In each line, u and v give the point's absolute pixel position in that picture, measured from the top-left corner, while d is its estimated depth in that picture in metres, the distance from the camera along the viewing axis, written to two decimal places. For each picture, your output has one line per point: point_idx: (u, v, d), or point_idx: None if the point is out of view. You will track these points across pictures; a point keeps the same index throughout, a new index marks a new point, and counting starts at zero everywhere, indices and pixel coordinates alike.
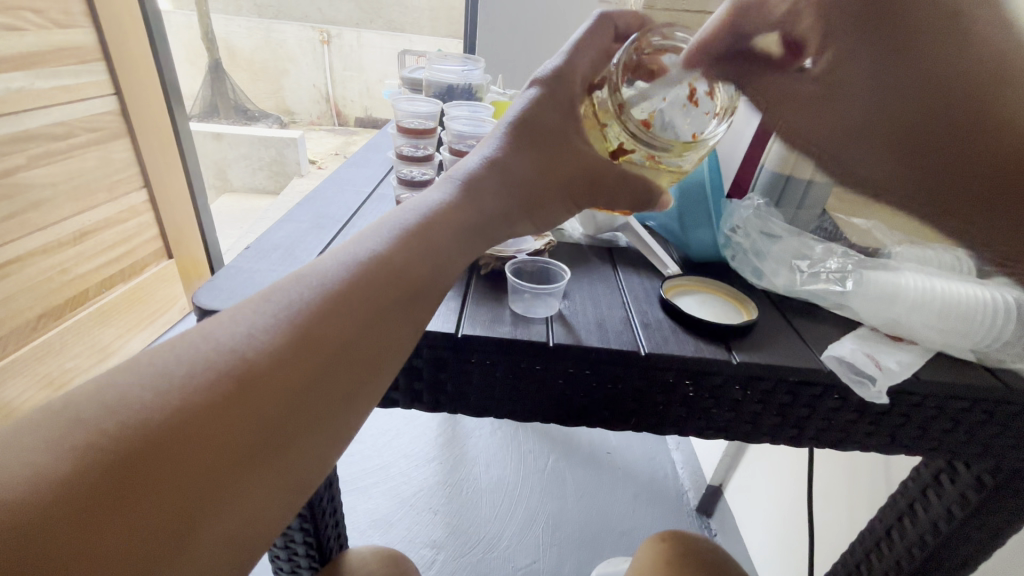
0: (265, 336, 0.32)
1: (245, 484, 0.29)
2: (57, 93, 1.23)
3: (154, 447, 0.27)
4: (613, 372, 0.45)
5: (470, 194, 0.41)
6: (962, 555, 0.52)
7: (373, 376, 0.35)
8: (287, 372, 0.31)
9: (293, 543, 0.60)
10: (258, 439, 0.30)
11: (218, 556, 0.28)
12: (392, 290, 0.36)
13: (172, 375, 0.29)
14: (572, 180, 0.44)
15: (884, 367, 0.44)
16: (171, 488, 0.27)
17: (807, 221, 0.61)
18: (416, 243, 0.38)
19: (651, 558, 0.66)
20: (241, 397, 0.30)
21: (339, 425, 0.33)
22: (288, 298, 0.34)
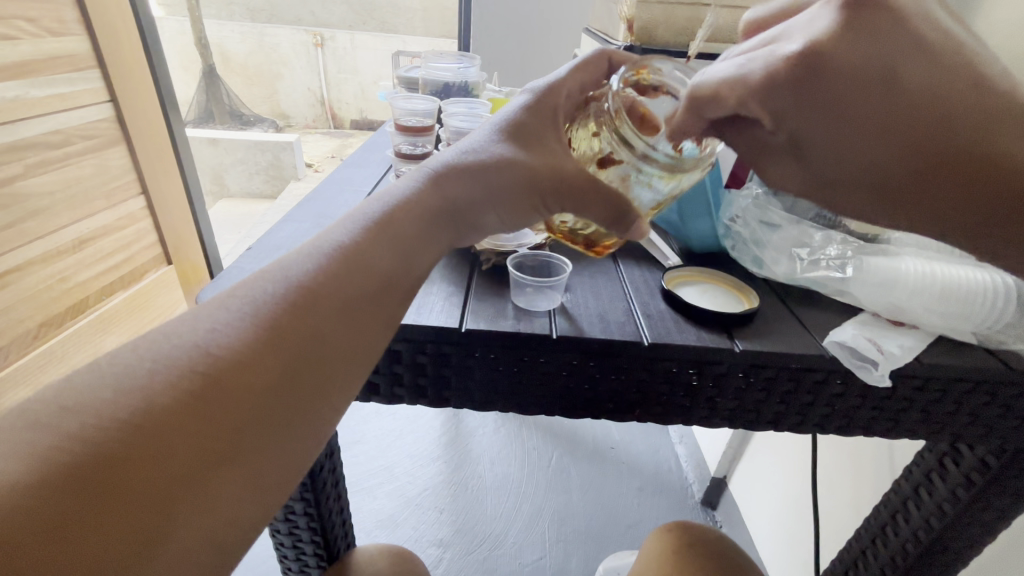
0: (237, 331, 0.32)
1: (219, 480, 0.29)
2: (53, 101, 1.23)
3: (124, 444, 0.27)
4: (616, 363, 0.45)
5: (436, 193, 0.41)
6: (968, 537, 0.53)
7: (349, 369, 0.35)
8: (259, 368, 0.32)
9: (300, 542, 0.61)
10: (233, 436, 0.30)
11: (195, 553, 0.28)
12: (365, 285, 0.36)
13: (140, 372, 0.30)
14: (541, 179, 0.41)
15: (886, 351, 0.43)
16: (144, 485, 0.27)
17: (806, 208, 0.60)
18: (384, 240, 0.38)
19: (658, 548, 0.67)
20: (213, 393, 0.30)
21: (316, 419, 0.34)
22: (261, 292, 0.34)
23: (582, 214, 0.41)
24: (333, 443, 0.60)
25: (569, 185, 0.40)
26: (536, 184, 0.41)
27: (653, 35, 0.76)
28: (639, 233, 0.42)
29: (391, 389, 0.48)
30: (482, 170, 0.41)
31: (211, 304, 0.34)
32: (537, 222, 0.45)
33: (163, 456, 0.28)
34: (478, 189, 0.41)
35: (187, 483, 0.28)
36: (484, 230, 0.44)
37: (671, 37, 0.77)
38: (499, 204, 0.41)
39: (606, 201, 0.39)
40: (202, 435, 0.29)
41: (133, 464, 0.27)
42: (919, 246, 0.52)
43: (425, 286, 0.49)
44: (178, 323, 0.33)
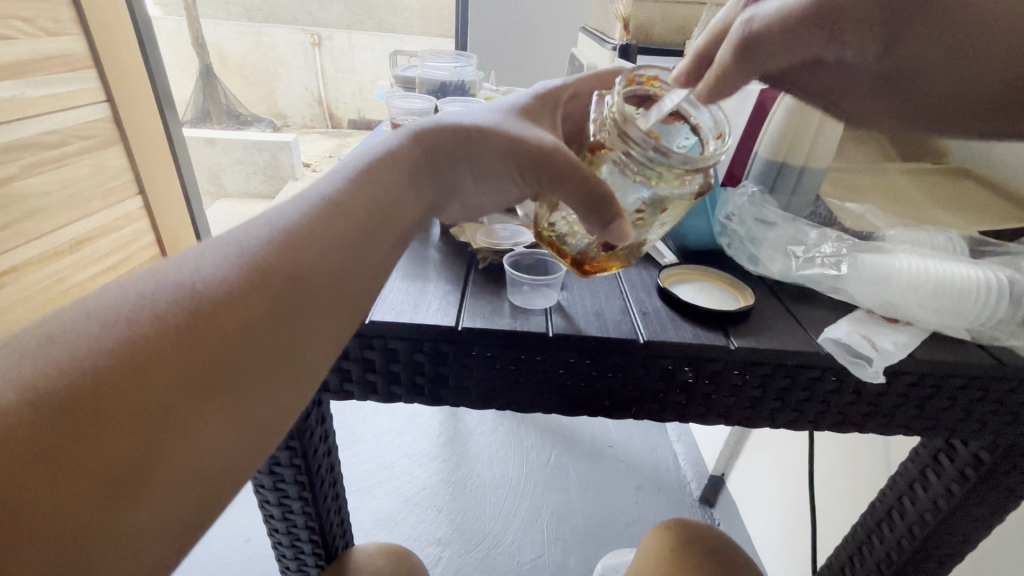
0: (224, 273, 0.33)
1: (203, 415, 0.31)
2: (50, 101, 1.23)
3: (108, 378, 0.28)
4: (613, 360, 0.45)
5: (417, 160, 0.42)
6: (963, 532, 0.53)
7: (334, 318, 0.37)
8: (244, 311, 0.33)
9: (298, 541, 0.61)
10: (217, 374, 0.31)
11: (181, 482, 0.30)
12: (347, 238, 0.37)
13: (128, 307, 0.30)
14: (521, 149, 0.40)
15: (881, 348, 0.44)
16: (130, 419, 0.28)
17: (802, 206, 0.61)
18: (364, 197, 0.39)
19: (655, 545, 0.67)
20: (198, 333, 0.31)
21: (301, 364, 0.35)
22: (249, 238, 0.35)
23: (559, 192, 0.39)
24: (330, 442, 0.60)
25: (545, 158, 0.39)
26: (514, 154, 0.40)
27: (650, 33, 0.77)
28: (619, 235, 0.38)
29: (388, 387, 0.48)
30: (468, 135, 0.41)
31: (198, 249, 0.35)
32: (517, 195, 0.44)
33: (147, 392, 0.29)
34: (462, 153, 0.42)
35: (171, 418, 0.29)
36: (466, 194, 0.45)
37: (668, 36, 0.77)
38: (480, 172, 0.42)
39: (581, 181, 0.37)
40: (184, 374, 0.30)
41: (120, 399, 0.28)
42: (914, 243, 0.52)
43: (422, 284, 0.49)
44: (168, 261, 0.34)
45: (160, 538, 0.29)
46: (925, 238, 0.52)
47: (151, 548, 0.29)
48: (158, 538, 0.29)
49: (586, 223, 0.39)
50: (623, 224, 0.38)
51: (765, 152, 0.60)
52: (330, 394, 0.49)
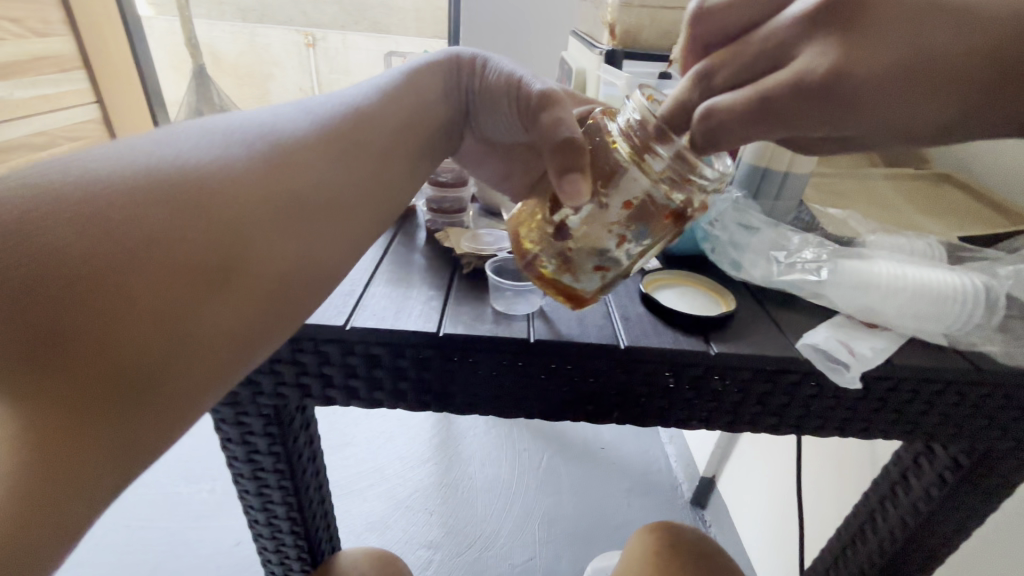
0: (217, 167, 0.36)
1: (200, 304, 0.34)
2: (40, 101, 1.32)
3: (109, 259, 0.31)
4: (594, 366, 0.46)
5: (420, 88, 0.47)
6: (942, 534, 0.54)
7: (324, 234, 0.40)
8: (237, 211, 0.36)
9: (283, 546, 0.61)
10: (212, 269, 0.34)
11: (137, 380, 0.32)
12: (336, 161, 0.41)
13: (125, 186, 0.33)
14: (524, 91, 0.46)
15: (857, 353, 0.44)
16: (127, 297, 0.31)
17: (785, 211, 0.61)
18: (352, 124, 0.43)
19: (642, 548, 0.67)
20: (192, 224, 0.34)
21: (291, 268, 0.38)
22: (243, 143, 0.39)
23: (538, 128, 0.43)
24: (316, 446, 0.60)
25: (538, 98, 0.44)
26: (518, 93, 0.47)
27: (638, 38, 0.77)
28: (571, 192, 0.38)
29: (371, 392, 0.48)
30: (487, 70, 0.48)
31: (198, 133, 0.38)
32: (507, 130, 0.50)
33: (142, 274, 0.32)
34: (479, 84, 0.49)
35: (168, 305, 0.32)
36: (478, 125, 0.52)
37: (656, 41, 0.77)
38: (488, 104, 0.49)
39: (556, 122, 0.42)
40: (178, 261, 0.33)
41: (120, 279, 0.31)
42: (895, 249, 0.53)
43: (406, 289, 0.49)
44: (167, 142, 0.37)
45: (153, 417, 0.32)
46: (905, 244, 0.53)
47: (147, 425, 0.32)
48: (154, 416, 0.32)
49: (551, 170, 0.40)
50: (580, 177, 0.38)
51: (749, 158, 0.61)
52: (312, 399, 0.49)
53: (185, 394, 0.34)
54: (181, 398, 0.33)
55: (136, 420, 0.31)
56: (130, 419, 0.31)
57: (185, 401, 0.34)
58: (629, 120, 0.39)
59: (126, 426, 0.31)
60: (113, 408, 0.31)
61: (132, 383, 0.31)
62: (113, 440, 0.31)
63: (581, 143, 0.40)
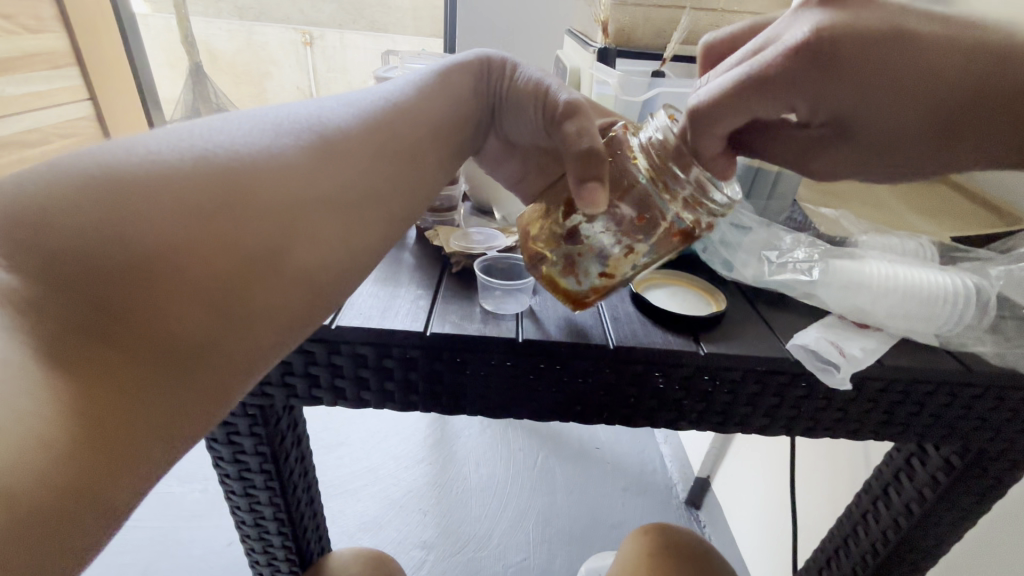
0: (262, 152, 0.35)
1: (245, 291, 0.33)
2: (29, 99, 1.30)
3: (157, 242, 0.30)
4: (582, 366, 0.45)
5: (461, 80, 0.46)
6: (935, 536, 0.53)
7: (368, 225, 0.38)
8: (282, 197, 0.34)
9: (272, 548, 0.60)
10: (256, 256, 0.33)
11: (186, 384, 0.31)
12: (379, 149, 0.40)
13: (173, 168, 0.32)
14: (551, 98, 0.44)
15: (849, 354, 0.44)
16: (174, 283, 0.30)
17: (778, 210, 0.62)
18: (395, 111, 0.41)
19: (634, 549, 0.67)
20: (235, 207, 0.33)
21: (333, 257, 0.36)
22: (288, 129, 0.37)
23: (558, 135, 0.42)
24: (303, 446, 0.60)
25: (563, 104, 0.43)
26: (543, 97, 0.45)
27: (632, 37, 0.77)
28: (589, 200, 0.38)
29: (358, 392, 0.47)
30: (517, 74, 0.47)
31: (245, 119, 0.37)
32: (533, 138, 0.48)
33: (190, 258, 0.31)
34: (508, 86, 0.47)
35: (215, 290, 0.32)
36: (502, 129, 0.49)
37: (650, 40, 0.77)
38: (512, 107, 0.47)
39: (579, 128, 0.41)
40: (222, 245, 0.32)
41: (162, 268, 0.30)
42: (886, 249, 0.53)
43: (393, 288, 0.49)
44: (207, 128, 0.35)
45: (199, 403, 0.32)
46: (896, 243, 0.53)
47: (191, 413, 0.31)
48: (199, 401, 0.32)
49: (571, 175, 0.40)
50: (598, 187, 0.38)
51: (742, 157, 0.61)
52: (298, 399, 0.48)
53: (227, 381, 0.33)
54: (224, 385, 0.33)
55: (179, 406, 0.31)
56: (175, 406, 0.31)
57: (228, 389, 0.33)
58: (652, 135, 0.39)
59: (171, 410, 0.31)
60: (159, 394, 0.30)
61: (179, 370, 0.31)
62: (159, 425, 0.30)
63: (602, 154, 0.39)
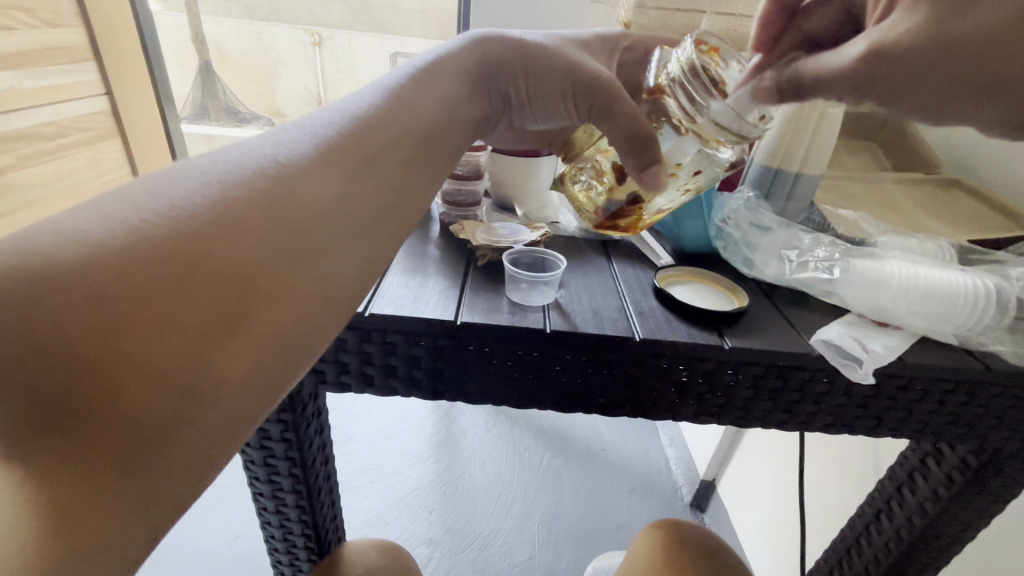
0: (214, 203, 0.30)
1: (213, 356, 0.28)
2: (47, 93, 1.31)
3: (95, 326, 0.25)
4: (608, 358, 0.46)
5: (440, 94, 0.42)
6: (949, 535, 0.54)
7: (343, 264, 0.34)
8: (241, 256, 0.30)
9: (291, 535, 0.61)
10: (220, 316, 0.29)
11: (159, 465, 0.26)
12: (349, 185, 0.35)
13: (110, 241, 0.27)
14: (578, 81, 0.43)
15: (871, 350, 0.45)
16: (121, 369, 0.25)
17: (797, 212, 0.62)
18: (359, 140, 0.37)
19: (647, 544, 0.68)
20: (191, 270, 0.28)
21: (306, 305, 0.32)
22: (236, 176, 0.32)
23: (605, 127, 0.42)
24: (325, 436, 0.60)
25: (603, 91, 0.41)
26: (571, 81, 0.43)
27: None
28: (654, 182, 0.40)
29: (386, 380, 0.48)
30: (527, 52, 0.44)
31: (196, 163, 0.32)
32: (560, 117, 0.47)
33: (139, 336, 0.26)
34: (522, 70, 0.45)
35: (178, 361, 0.27)
36: (518, 116, 0.49)
37: None
38: (532, 95, 0.46)
39: (629, 120, 0.40)
40: (177, 316, 0.27)
41: (114, 339, 0.25)
42: (905, 249, 0.54)
43: (421, 279, 0.50)
44: (151, 179, 0.30)
45: (175, 484, 0.27)
46: (916, 244, 0.54)
47: (168, 492, 0.27)
48: (179, 477, 0.27)
49: (626, 165, 0.41)
50: (660, 171, 0.40)
51: (761, 158, 0.62)
52: (327, 386, 0.49)
53: (204, 458, 0.28)
54: (197, 467, 0.28)
55: (149, 495, 0.26)
56: (144, 496, 0.26)
57: (204, 465, 0.28)
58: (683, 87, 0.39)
59: (146, 497, 0.26)
60: (123, 491, 0.25)
61: (143, 458, 0.26)
62: (131, 518, 0.26)
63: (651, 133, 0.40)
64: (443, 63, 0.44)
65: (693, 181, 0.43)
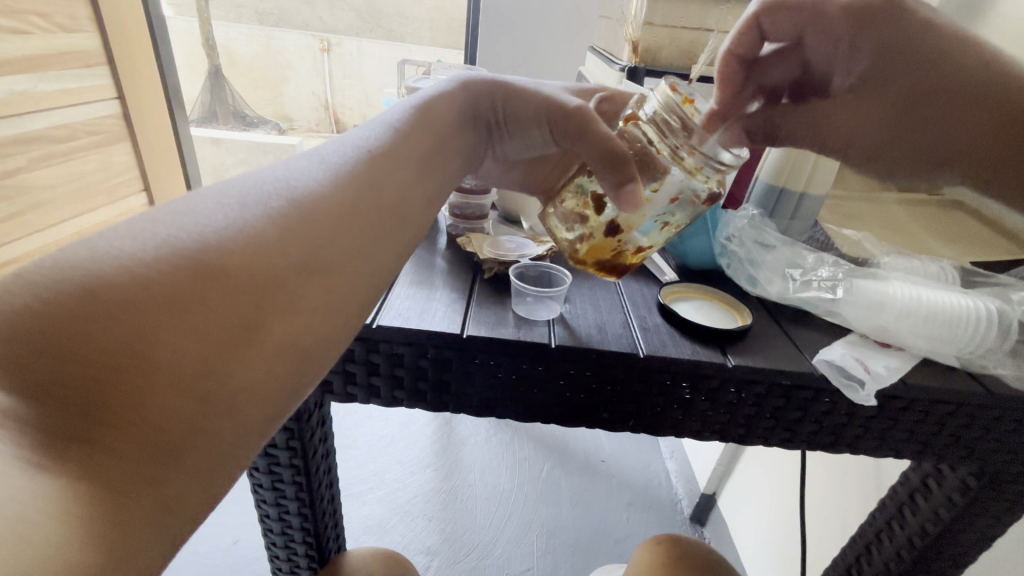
0: (233, 220, 0.31)
1: (228, 364, 0.29)
2: (60, 96, 1.33)
3: (125, 335, 0.26)
4: (612, 373, 0.46)
5: (439, 121, 0.44)
6: (950, 557, 0.54)
7: (352, 278, 0.35)
8: (257, 266, 0.30)
9: (293, 542, 0.61)
10: (235, 326, 0.29)
11: (176, 471, 0.27)
12: (355, 205, 0.36)
13: (142, 257, 0.28)
14: (553, 107, 0.44)
15: (873, 371, 0.45)
16: (148, 374, 0.26)
17: (800, 230, 0.64)
18: (363, 162, 0.38)
19: (647, 559, 0.68)
20: (208, 280, 0.29)
21: (320, 317, 0.33)
22: (254, 196, 0.33)
23: (580, 146, 0.42)
24: (329, 444, 0.61)
25: (573, 113, 0.42)
26: (547, 109, 0.45)
27: (658, 57, 0.78)
28: (630, 200, 0.40)
29: (391, 391, 0.48)
30: (510, 87, 0.46)
31: (217, 188, 0.34)
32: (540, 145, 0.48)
33: (164, 344, 0.27)
34: (502, 101, 0.47)
35: (195, 370, 0.28)
36: (500, 146, 0.50)
37: (675, 59, 0.79)
38: (511, 122, 0.47)
39: (602, 137, 0.41)
40: (198, 326, 0.28)
41: (138, 348, 0.26)
42: (908, 270, 0.54)
43: (428, 292, 0.50)
44: (178, 204, 0.32)
45: (193, 491, 0.27)
46: (918, 266, 0.54)
47: (186, 499, 0.27)
48: (196, 484, 0.27)
49: (604, 183, 0.41)
50: (636, 188, 0.39)
51: (765, 176, 0.62)
52: (333, 395, 0.50)
53: (221, 467, 0.29)
54: (213, 476, 0.28)
55: (170, 504, 0.26)
56: (164, 503, 0.26)
57: (222, 474, 0.28)
58: (657, 113, 0.40)
59: (164, 504, 0.26)
60: (146, 496, 0.26)
61: (164, 465, 0.26)
62: (154, 524, 0.25)
63: (627, 155, 0.40)
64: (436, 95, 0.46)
65: (671, 212, 0.42)
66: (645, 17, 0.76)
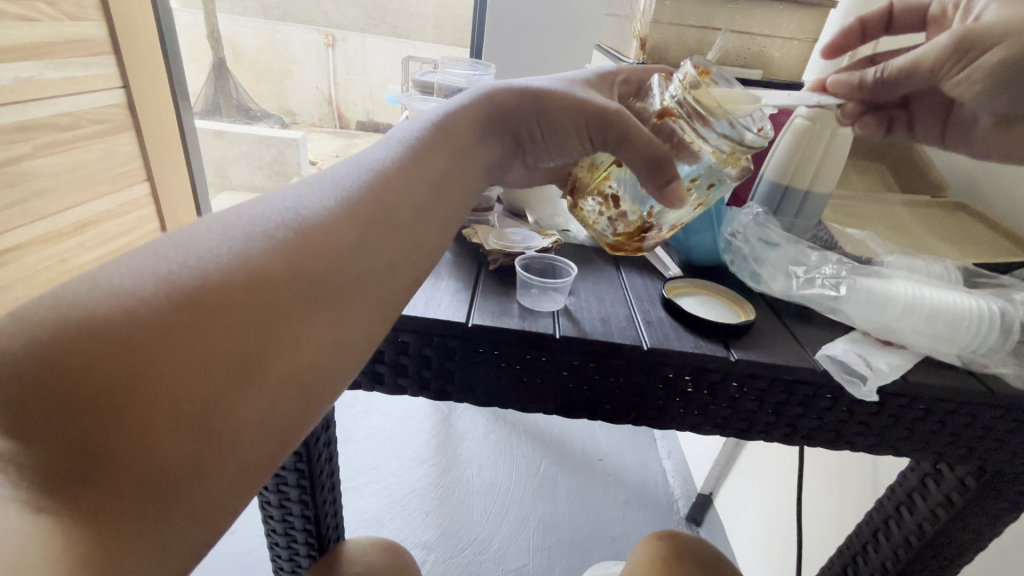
0: (238, 254, 0.30)
1: (231, 405, 0.28)
2: (65, 84, 1.32)
3: (119, 378, 0.25)
4: (617, 365, 0.47)
5: (460, 135, 0.43)
6: (946, 556, 0.54)
7: (358, 310, 0.34)
8: (263, 303, 0.30)
9: (293, 530, 0.62)
10: (239, 364, 0.29)
11: (175, 509, 0.26)
12: (365, 227, 0.35)
13: (140, 292, 0.27)
14: (585, 118, 0.42)
15: (875, 367, 0.45)
16: (147, 415, 0.26)
17: (804, 229, 0.63)
18: (377, 189, 0.37)
19: (647, 556, 0.68)
20: (209, 319, 0.28)
21: (325, 350, 0.33)
22: (258, 227, 0.32)
23: (622, 151, 0.41)
24: (331, 432, 0.61)
25: (610, 116, 0.41)
26: (583, 119, 0.43)
27: (665, 54, 0.78)
28: (674, 198, 0.39)
29: (395, 378, 0.49)
30: (539, 98, 0.44)
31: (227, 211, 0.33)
32: (577, 154, 0.46)
33: (161, 384, 0.26)
34: (533, 116, 0.45)
35: (195, 410, 0.27)
36: (530, 155, 0.49)
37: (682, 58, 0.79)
38: (545, 135, 0.46)
39: (642, 142, 0.39)
40: (202, 357, 0.27)
41: (135, 392, 0.25)
42: (911, 269, 0.54)
43: (435, 281, 0.51)
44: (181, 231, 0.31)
45: (192, 531, 0.27)
46: (921, 265, 0.54)
47: (187, 536, 0.27)
48: (197, 520, 0.27)
49: (644, 183, 0.40)
50: (679, 185, 0.39)
51: (771, 174, 0.63)
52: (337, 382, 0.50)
53: (220, 505, 0.28)
54: (212, 513, 0.28)
55: (169, 542, 0.26)
56: (163, 544, 0.26)
57: (224, 509, 0.29)
58: (689, 106, 0.40)
59: (163, 544, 0.26)
60: (146, 537, 0.25)
61: (161, 507, 0.26)
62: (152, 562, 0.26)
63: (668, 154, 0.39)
64: (453, 113, 0.44)
65: (705, 195, 0.44)
66: (652, 15, 0.76)
